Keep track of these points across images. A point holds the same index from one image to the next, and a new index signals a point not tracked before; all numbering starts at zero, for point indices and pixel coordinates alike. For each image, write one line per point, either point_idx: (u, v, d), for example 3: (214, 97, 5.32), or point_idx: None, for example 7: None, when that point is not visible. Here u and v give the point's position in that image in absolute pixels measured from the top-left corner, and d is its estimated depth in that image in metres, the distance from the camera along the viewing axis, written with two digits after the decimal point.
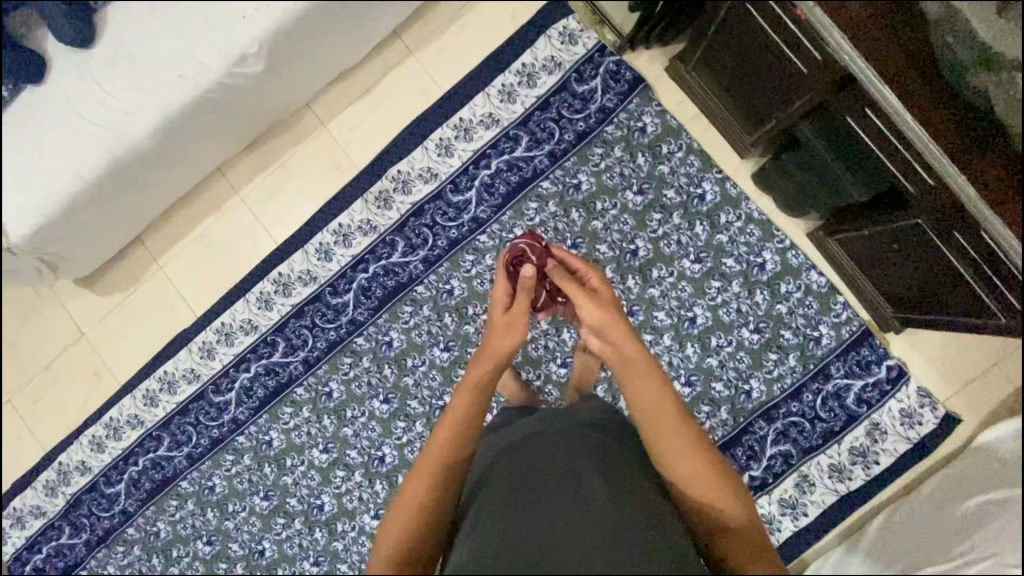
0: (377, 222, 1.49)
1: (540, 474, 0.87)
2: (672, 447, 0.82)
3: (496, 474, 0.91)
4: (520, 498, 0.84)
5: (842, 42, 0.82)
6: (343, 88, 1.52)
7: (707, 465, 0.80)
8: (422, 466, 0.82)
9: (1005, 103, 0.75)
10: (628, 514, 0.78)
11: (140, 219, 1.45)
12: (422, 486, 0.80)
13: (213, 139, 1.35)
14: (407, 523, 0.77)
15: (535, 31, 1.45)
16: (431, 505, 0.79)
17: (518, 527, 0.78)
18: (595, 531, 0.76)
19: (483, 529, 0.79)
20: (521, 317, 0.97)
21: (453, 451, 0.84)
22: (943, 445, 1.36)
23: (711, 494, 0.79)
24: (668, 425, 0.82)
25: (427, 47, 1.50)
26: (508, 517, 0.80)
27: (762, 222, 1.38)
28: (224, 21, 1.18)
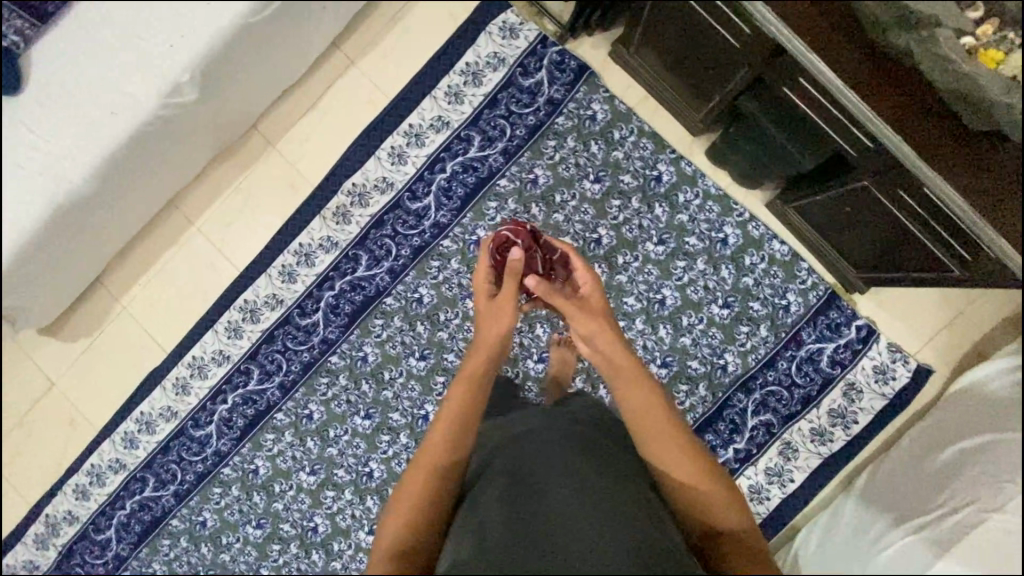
0: (338, 238, 1.47)
1: (536, 467, 0.85)
2: (663, 446, 0.82)
3: (490, 467, 0.88)
4: (516, 492, 0.81)
5: (767, 14, 0.81)
6: (288, 106, 1.49)
7: (698, 465, 0.80)
8: (418, 470, 0.80)
9: (930, 60, 0.73)
10: (627, 513, 0.77)
11: (95, 261, 1.42)
12: (418, 493, 0.78)
13: (158, 172, 1.32)
14: (401, 532, 0.75)
15: (475, 28, 1.43)
16: (427, 510, 0.77)
17: (516, 525, 0.76)
18: (595, 533, 0.74)
19: (480, 524, 0.77)
20: (510, 310, 0.98)
21: (449, 454, 0.81)
22: (919, 398, 1.38)
23: (703, 495, 0.79)
24: (658, 424, 0.83)
25: (368, 56, 1.47)
26: (505, 513, 0.78)
27: (720, 198, 1.38)
28: (151, 54, 1.15)
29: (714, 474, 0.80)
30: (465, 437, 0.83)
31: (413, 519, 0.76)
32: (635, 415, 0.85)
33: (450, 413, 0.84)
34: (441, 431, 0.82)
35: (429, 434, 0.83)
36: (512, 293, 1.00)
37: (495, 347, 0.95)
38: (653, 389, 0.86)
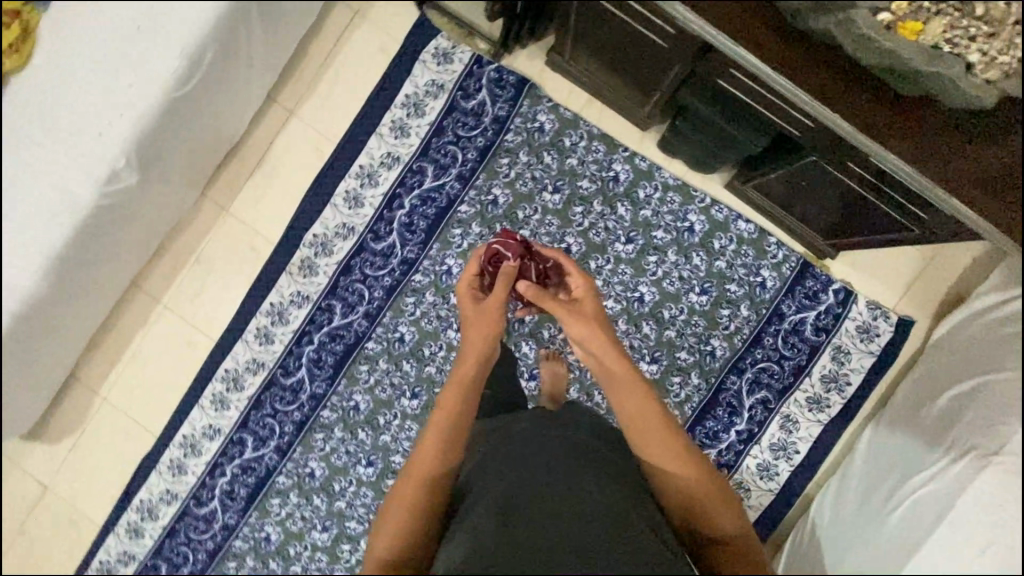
0: (308, 291, 1.45)
1: (532, 469, 0.83)
2: (657, 446, 0.81)
3: (482, 469, 0.86)
4: (511, 494, 0.80)
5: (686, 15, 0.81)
6: (234, 168, 1.46)
7: (694, 469, 0.79)
8: (409, 479, 0.78)
9: (852, 42, 0.70)
10: (626, 517, 0.76)
11: (64, 358, 1.38)
12: (408, 505, 0.76)
13: (113, 258, 1.29)
14: (393, 544, 0.73)
15: (408, 59, 1.41)
16: (419, 521, 0.76)
17: (514, 532, 0.75)
18: (592, 537, 0.74)
19: (475, 528, 0.76)
20: (495, 317, 0.95)
21: (439, 466, 0.79)
22: (906, 350, 1.39)
23: (699, 499, 0.78)
24: (652, 427, 0.81)
25: (306, 103, 1.44)
26: (502, 518, 0.76)
27: (680, 187, 1.39)
28: (80, 146, 1.11)
29: (709, 479, 0.79)
30: (453, 449, 0.82)
31: (406, 530, 0.75)
32: (629, 416, 0.84)
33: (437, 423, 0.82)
34: (429, 443, 0.81)
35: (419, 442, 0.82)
36: (500, 299, 0.96)
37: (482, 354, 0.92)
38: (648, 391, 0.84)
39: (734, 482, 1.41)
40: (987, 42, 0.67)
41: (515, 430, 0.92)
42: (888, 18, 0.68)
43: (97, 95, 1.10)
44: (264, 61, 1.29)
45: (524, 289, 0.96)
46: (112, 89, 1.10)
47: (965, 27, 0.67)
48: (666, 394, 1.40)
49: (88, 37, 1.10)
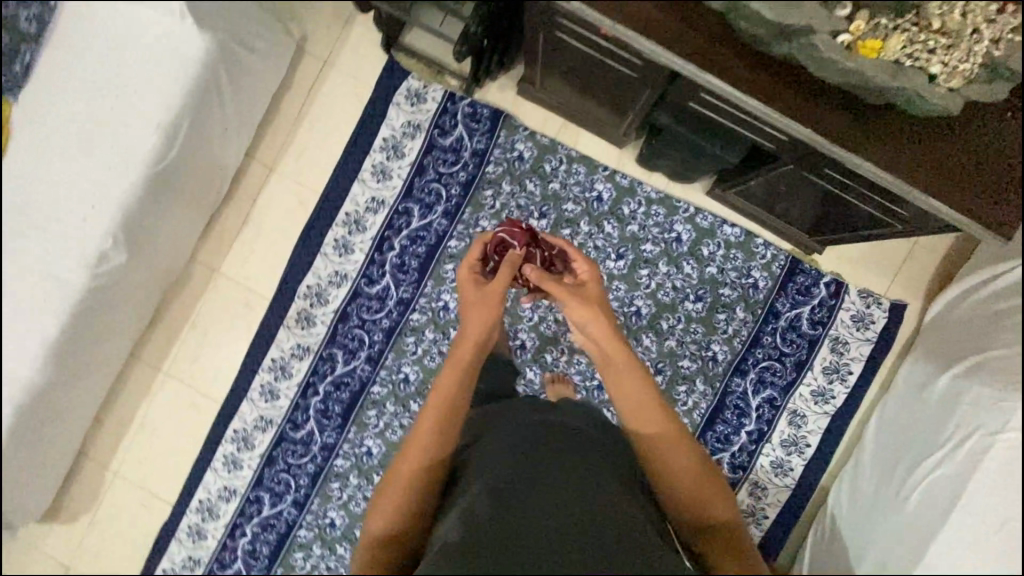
0: (308, 342, 1.45)
1: (535, 458, 0.82)
2: (658, 431, 0.81)
3: (480, 456, 0.85)
4: (512, 480, 0.79)
5: (653, 47, 0.82)
6: (220, 229, 1.45)
7: (692, 460, 0.80)
8: (405, 458, 0.79)
9: (817, 65, 0.71)
10: (622, 512, 0.75)
11: (71, 439, 1.37)
12: (403, 486, 0.77)
13: (110, 336, 1.28)
14: (390, 522, 0.76)
15: (381, 103, 1.42)
16: (415, 500, 0.78)
17: (511, 516, 0.74)
18: (588, 525, 0.73)
19: (471, 510, 0.75)
20: (497, 298, 0.93)
21: (436, 449, 0.80)
22: (902, 333, 1.42)
23: (697, 489, 0.78)
24: (651, 414, 0.82)
25: (285, 157, 1.44)
26: (500, 503, 0.76)
27: (663, 200, 1.41)
28: (63, 232, 1.11)
29: (706, 472, 0.80)
30: (449, 432, 0.82)
31: (402, 509, 0.77)
32: (631, 400, 0.84)
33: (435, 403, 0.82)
34: (427, 424, 0.81)
35: (415, 423, 0.82)
36: (504, 281, 0.94)
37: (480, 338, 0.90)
38: (651, 380, 0.85)
39: (750, 482, 1.42)
40: (946, 55, 0.68)
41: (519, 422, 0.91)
42: (848, 39, 0.69)
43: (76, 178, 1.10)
44: (239, 123, 1.29)
45: (530, 274, 0.97)
46: (104, 127, 1.09)
47: (924, 41, 0.68)
48: (673, 404, 1.42)
49: (88, 37, 1.07)
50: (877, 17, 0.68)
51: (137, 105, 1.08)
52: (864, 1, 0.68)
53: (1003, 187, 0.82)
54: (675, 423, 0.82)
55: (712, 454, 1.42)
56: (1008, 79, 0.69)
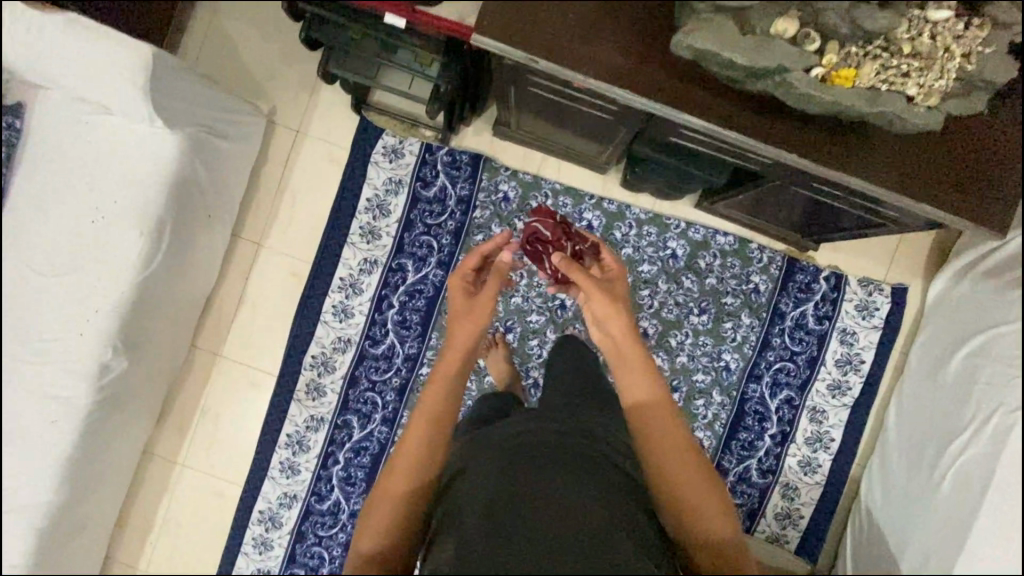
0: (320, 413, 1.43)
1: (535, 471, 0.73)
2: (662, 435, 0.74)
3: (471, 470, 0.75)
4: (508, 498, 0.70)
5: (629, 97, 0.82)
6: (216, 311, 1.44)
7: (698, 471, 0.72)
8: (395, 471, 0.70)
9: (795, 99, 0.70)
10: (615, 534, 0.68)
11: (97, 549, 1.34)
12: (394, 503, 0.69)
13: (122, 440, 1.26)
14: (380, 541, 0.67)
15: (360, 164, 1.41)
16: (408, 520, 0.69)
17: (503, 543, 0.67)
18: (581, 549, 0.67)
19: (461, 534, 0.68)
20: (488, 308, 0.86)
21: (429, 465, 0.72)
22: (907, 316, 1.42)
23: (700, 500, 0.71)
24: (656, 416, 0.76)
25: (271, 231, 1.43)
26: (494, 524, 0.68)
27: (653, 219, 1.41)
28: (59, 351, 1.09)
29: (712, 484, 0.72)
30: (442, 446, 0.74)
31: (392, 529, 0.68)
32: (643, 403, 0.77)
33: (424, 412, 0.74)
34: (420, 430, 0.72)
35: (404, 433, 0.73)
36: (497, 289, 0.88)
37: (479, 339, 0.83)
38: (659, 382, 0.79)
39: (781, 484, 1.43)
40: (921, 75, 0.69)
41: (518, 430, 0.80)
42: (823, 71, 0.69)
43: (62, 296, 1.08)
44: (222, 210, 1.27)
45: (558, 262, 0.92)
46: (86, 241, 1.07)
47: (899, 64, 0.69)
48: (693, 419, 1.42)
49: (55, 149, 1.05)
50: (846, 47, 0.69)
51: (114, 195, 1.06)
52: (832, 34, 0.69)
53: (989, 198, 0.82)
54: (683, 430, 0.75)
55: (739, 462, 1.42)
56: (982, 89, 0.71)
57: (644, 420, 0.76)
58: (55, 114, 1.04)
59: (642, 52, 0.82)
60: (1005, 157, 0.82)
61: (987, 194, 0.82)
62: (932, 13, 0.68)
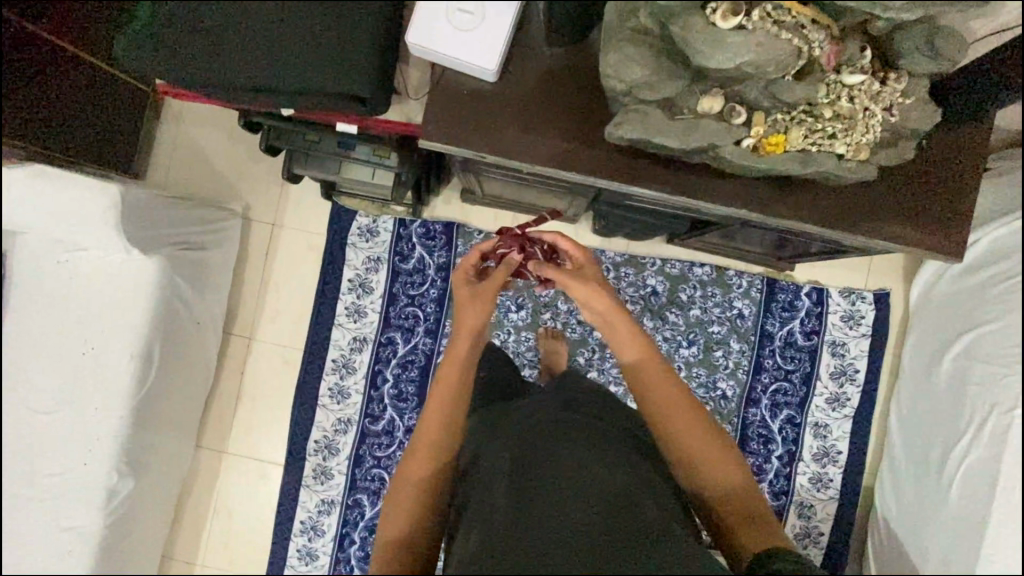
0: (331, 495, 1.44)
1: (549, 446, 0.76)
2: (665, 406, 0.76)
3: (486, 455, 0.77)
4: (528, 475, 0.72)
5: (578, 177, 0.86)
6: (217, 409, 1.46)
7: (704, 434, 0.75)
8: (416, 459, 0.74)
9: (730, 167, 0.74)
10: (636, 492, 0.72)
11: None
12: (416, 490, 0.72)
13: (139, 555, 1.28)
14: (408, 528, 0.69)
15: (338, 247, 1.44)
16: (430, 508, 0.72)
17: (526, 515, 0.69)
18: (608, 513, 0.70)
19: (489, 508, 0.69)
20: (494, 292, 0.86)
21: (446, 448, 0.75)
22: (893, 320, 1.44)
23: (707, 451, 0.75)
24: (654, 387, 0.77)
25: (261, 324, 1.46)
26: (516, 498, 0.70)
27: (628, 260, 1.43)
28: (67, 483, 1.11)
29: (719, 440, 0.76)
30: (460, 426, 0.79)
31: (419, 514, 0.71)
32: (639, 369, 0.79)
33: (442, 398, 0.77)
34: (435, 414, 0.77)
35: (422, 418, 0.77)
36: (506, 274, 0.89)
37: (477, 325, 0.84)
38: (653, 351, 0.79)
39: (796, 503, 1.42)
40: (847, 135, 0.71)
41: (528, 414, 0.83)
42: (752, 141, 0.72)
43: (63, 430, 1.10)
44: (210, 315, 1.30)
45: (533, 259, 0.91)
46: (83, 374, 1.10)
47: (825, 125, 0.70)
48: None
49: (43, 291, 1.08)
50: (771, 115, 0.71)
51: (106, 327, 1.09)
52: (755, 105, 0.71)
53: (939, 217, 0.84)
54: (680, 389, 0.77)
55: None
56: (908, 137, 0.73)
57: (648, 394, 0.78)
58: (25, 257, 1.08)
59: (584, 137, 0.86)
60: (951, 183, 0.84)
61: (936, 221, 0.84)
62: (846, 77, 0.68)
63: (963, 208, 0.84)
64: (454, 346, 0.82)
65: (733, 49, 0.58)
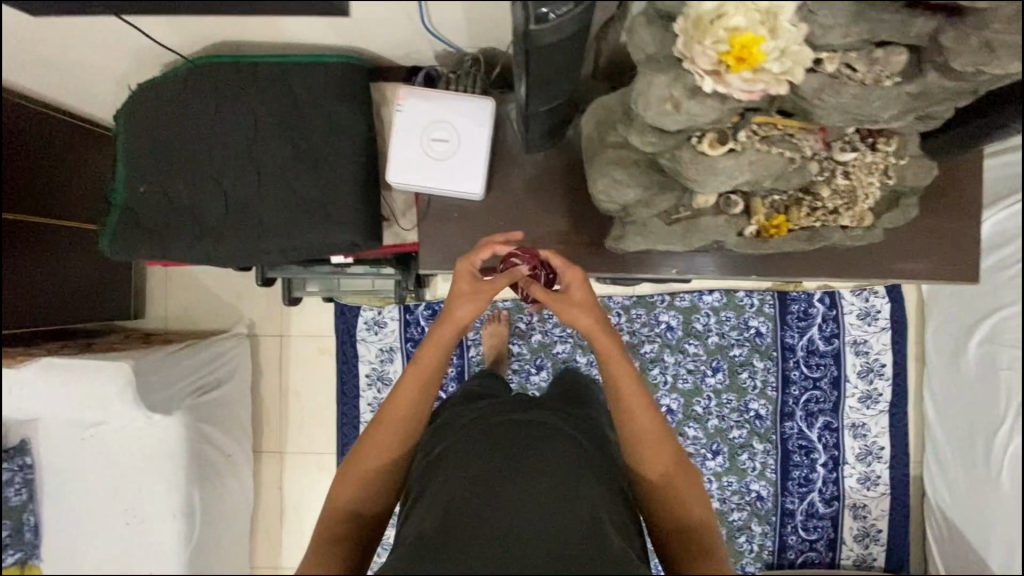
0: None
1: (523, 472, 0.69)
2: (633, 424, 0.71)
3: (454, 454, 0.72)
4: (495, 512, 0.65)
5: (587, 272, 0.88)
6: (264, 527, 1.46)
7: (669, 455, 0.71)
8: (383, 425, 0.69)
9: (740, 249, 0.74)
10: (600, 520, 0.65)
11: None
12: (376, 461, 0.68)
13: None
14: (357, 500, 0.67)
15: (349, 344, 1.42)
16: (385, 483, 0.69)
17: (486, 515, 0.65)
18: (566, 530, 0.64)
19: (446, 495, 0.67)
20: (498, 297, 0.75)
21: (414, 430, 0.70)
22: (910, 307, 1.43)
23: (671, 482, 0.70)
24: (636, 404, 0.71)
25: (289, 436, 1.45)
26: (477, 527, 0.64)
27: (638, 300, 1.41)
28: None
29: (688, 475, 0.71)
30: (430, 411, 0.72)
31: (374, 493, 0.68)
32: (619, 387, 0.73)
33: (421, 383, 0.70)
34: (408, 394, 0.70)
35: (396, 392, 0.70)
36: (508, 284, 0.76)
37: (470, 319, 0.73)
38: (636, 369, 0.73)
39: (849, 507, 1.43)
40: (849, 207, 0.70)
41: (509, 417, 0.77)
42: (755, 228, 0.71)
43: None
44: (237, 445, 1.30)
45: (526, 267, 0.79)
46: (132, 542, 1.11)
47: (825, 203, 0.69)
48: (743, 475, 1.42)
49: (76, 470, 1.08)
50: (770, 197, 0.70)
51: (143, 492, 1.10)
52: (752, 193, 0.70)
53: (956, 245, 0.84)
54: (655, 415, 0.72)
55: (802, 499, 1.43)
56: (910, 193, 0.72)
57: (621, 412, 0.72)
58: (43, 442, 1.07)
59: (580, 234, 0.87)
60: (956, 208, 0.83)
61: (947, 249, 0.84)
62: (839, 155, 0.67)
63: (973, 230, 0.84)
64: (440, 332, 0.72)
65: (730, 173, 0.58)
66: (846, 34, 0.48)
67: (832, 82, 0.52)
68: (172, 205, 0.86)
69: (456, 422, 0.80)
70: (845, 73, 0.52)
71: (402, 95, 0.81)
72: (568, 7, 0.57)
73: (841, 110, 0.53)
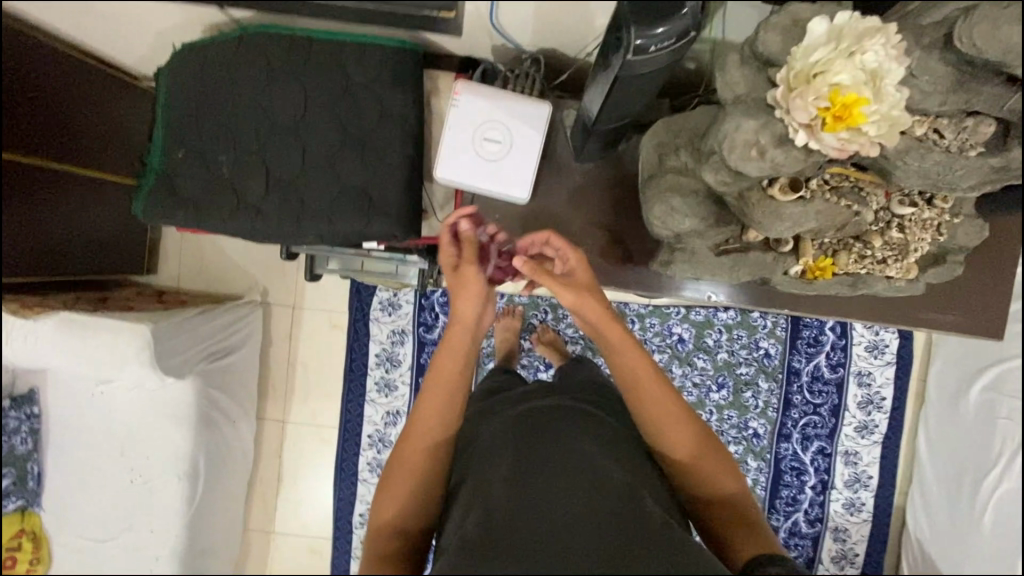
0: None
1: (552, 460, 0.68)
2: (651, 408, 0.71)
3: (480, 452, 0.72)
4: (530, 495, 0.64)
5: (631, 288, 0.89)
6: (260, 492, 1.47)
7: (694, 433, 0.70)
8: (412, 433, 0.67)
9: (785, 283, 0.76)
10: (637, 491, 0.65)
11: None
12: (413, 469, 0.65)
13: None
14: (400, 514, 0.63)
15: (362, 322, 1.41)
16: (426, 487, 0.66)
17: (519, 493, 0.64)
18: (612, 515, 0.62)
19: (483, 492, 0.65)
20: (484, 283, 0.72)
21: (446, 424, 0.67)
22: (917, 345, 1.45)
23: (698, 458, 0.70)
24: (654, 395, 0.71)
25: (293, 406, 1.46)
26: (508, 512, 0.62)
27: (654, 310, 1.42)
28: None
29: (714, 447, 0.71)
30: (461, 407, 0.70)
31: (417, 500, 0.65)
32: (630, 377, 0.72)
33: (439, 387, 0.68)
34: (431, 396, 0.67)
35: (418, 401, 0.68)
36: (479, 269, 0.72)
37: (467, 314, 0.70)
38: (648, 355, 0.73)
39: (831, 529, 1.47)
40: (897, 258, 0.71)
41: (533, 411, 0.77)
42: (800, 269, 0.72)
43: (122, 545, 1.14)
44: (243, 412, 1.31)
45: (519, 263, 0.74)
46: (135, 497, 1.12)
47: (875, 252, 0.71)
48: None
49: (84, 425, 1.09)
50: (820, 238, 0.71)
51: (146, 452, 1.10)
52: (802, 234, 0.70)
53: (983, 301, 0.86)
54: (673, 398, 0.71)
55: (787, 518, 1.47)
56: (956, 252, 0.74)
57: (639, 400, 0.72)
58: (53, 391, 1.08)
59: (622, 249, 0.88)
60: (993, 265, 0.85)
61: (977, 303, 0.86)
62: (895, 208, 0.68)
63: (1005, 288, 0.85)
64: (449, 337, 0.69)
65: (796, 219, 0.62)
66: (946, 101, 0.56)
67: (917, 145, 0.59)
68: (210, 172, 0.84)
69: (479, 424, 0.79)
70: (932, 138, 0.59)
71: (458, 89, 0.79)
72: (669, 42, 0.60)
73: (922, 174, 0.61)
